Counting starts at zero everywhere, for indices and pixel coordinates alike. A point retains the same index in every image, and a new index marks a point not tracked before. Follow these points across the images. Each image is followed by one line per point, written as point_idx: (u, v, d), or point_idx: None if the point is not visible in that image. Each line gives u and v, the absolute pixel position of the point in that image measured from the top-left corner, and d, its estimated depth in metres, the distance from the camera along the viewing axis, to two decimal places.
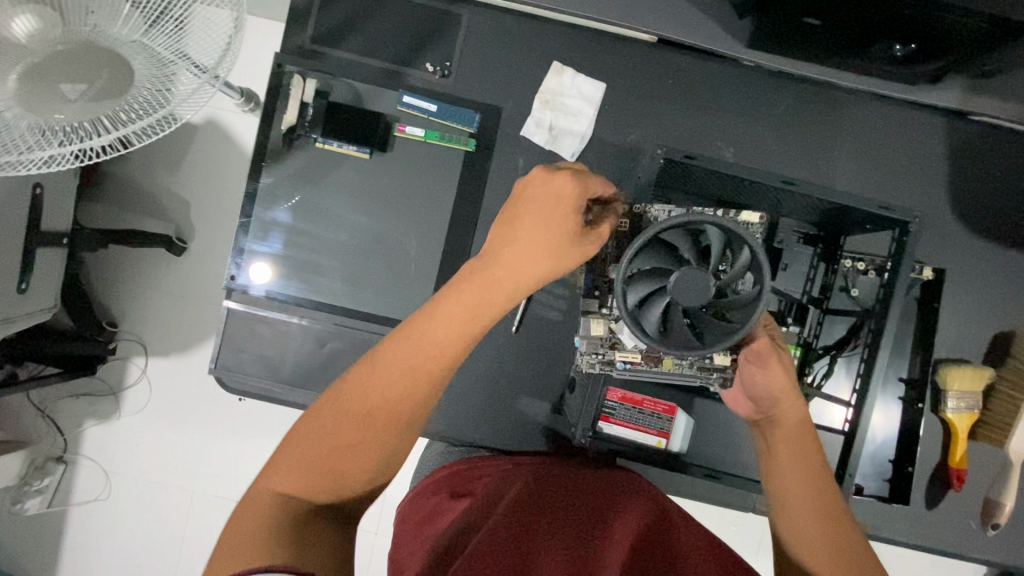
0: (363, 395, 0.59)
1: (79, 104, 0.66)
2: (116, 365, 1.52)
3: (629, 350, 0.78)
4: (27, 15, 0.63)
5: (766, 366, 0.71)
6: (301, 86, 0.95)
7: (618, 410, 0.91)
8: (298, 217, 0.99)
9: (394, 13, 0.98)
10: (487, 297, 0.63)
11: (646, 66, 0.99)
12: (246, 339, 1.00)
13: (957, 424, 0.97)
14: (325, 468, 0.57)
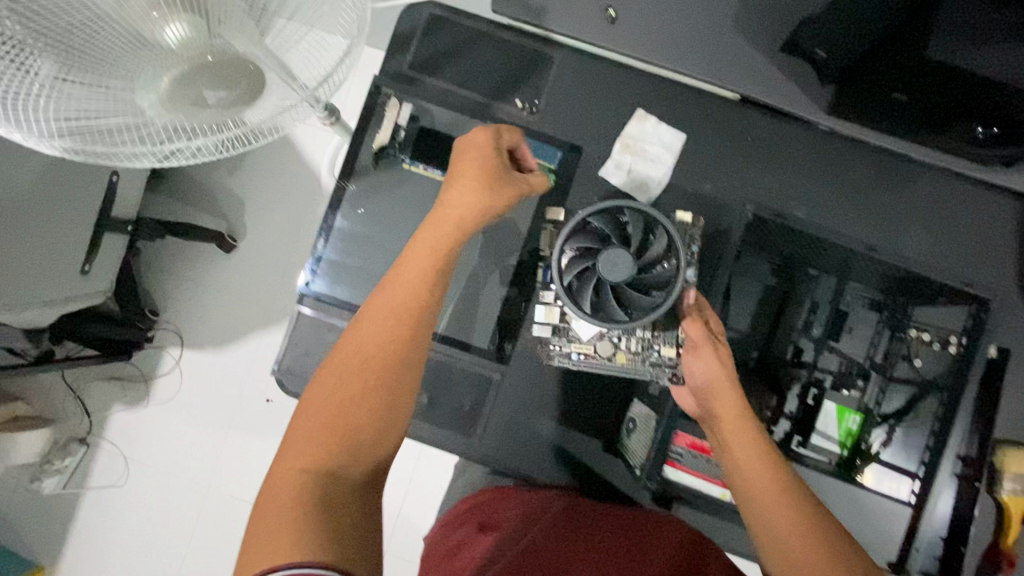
0: (360, 348, 0.67)
1: (215, 108, 0.70)
2: (152, 353, 1.55)
3: (584, 343, 0.91)
4: (181, 23, 0.63)
5: (699, 354, 0.85)
6: (396, 110, 0.99)
7: (684, 456, 0.94)
8: (376, 232, 1.02)
9: (491, 50, 1.03)
10: (449, 234, 0.72)
11: (727, 121, 1.02)
12: (308, 345, 1.01)
13: (1011, 507, 0.95)
14: (329, 430, 0.62)
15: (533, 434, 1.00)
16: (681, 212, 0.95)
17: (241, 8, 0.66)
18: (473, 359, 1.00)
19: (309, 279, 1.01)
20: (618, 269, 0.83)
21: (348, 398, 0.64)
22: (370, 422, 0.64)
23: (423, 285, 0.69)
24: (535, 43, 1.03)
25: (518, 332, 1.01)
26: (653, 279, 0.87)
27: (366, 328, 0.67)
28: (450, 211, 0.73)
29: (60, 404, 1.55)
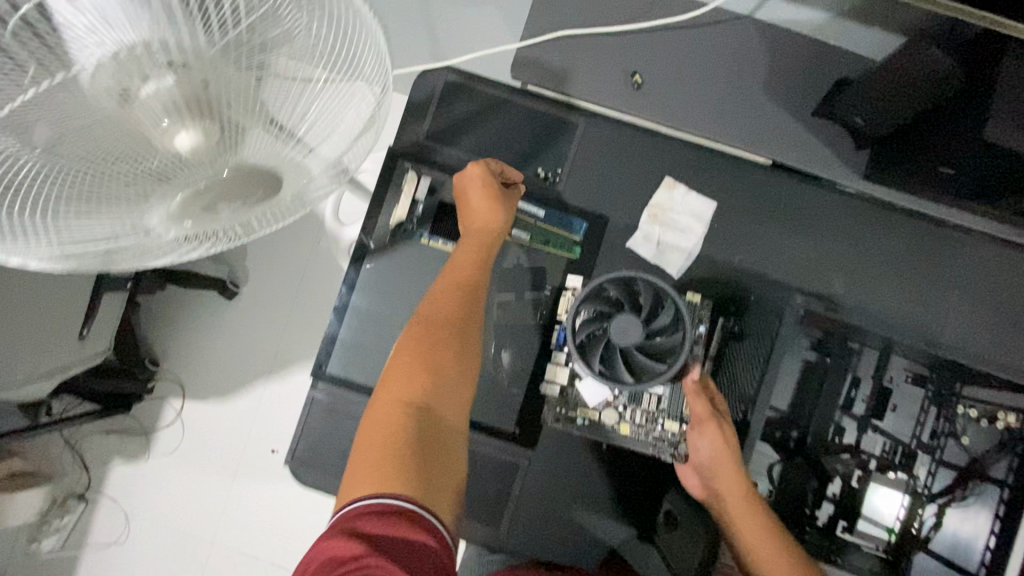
0: (429, 327, 0.76)
1: (230, 215, 0.62)
2: (155, 403, 1.43)
3: (590, 409, 0.90)
4: (189, 131, 0.54)
5: (704, 431, 0.84)
6: (415, 184, 0.95)
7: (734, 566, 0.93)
8: (393, 310, 0.97)
9: (510, 117, 0.99)
10: (474, 251, 0.84)
11: (758, 189, 0.97)
12: (323, 431, 0.96)
13: None
14: (415, 378, 0.71)
15: (562, 523, 0.94)
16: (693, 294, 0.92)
17: (253, 88, 0.55)
18: (497, 445, 0.95)
19: (323, 362, 0.96)
20: (630, 333, 0.82)
21: (422, 370, 0.72)
22: (441, 394, 0.72)
23: (455, 309, 0.79)
24: (556, 109, 0.98)
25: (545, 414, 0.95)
26: (659, 347, 0.85)
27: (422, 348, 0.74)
28: (465, 250, 0.84)
29: (58, 460, 1.41)
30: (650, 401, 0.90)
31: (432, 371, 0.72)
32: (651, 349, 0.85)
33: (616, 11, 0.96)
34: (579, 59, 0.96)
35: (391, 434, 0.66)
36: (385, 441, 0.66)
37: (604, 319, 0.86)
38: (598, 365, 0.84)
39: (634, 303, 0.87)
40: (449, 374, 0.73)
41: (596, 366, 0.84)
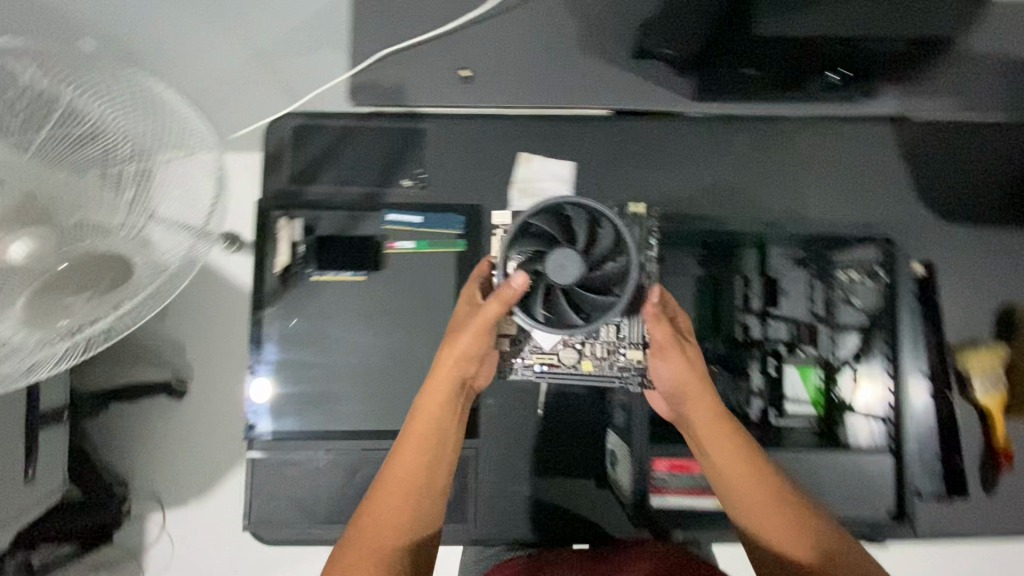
0: (395, 463, 0.80)
1: (84, 302, 0.60)
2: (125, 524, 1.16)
3: (546, 353, 0.89)
4: (28, 238, 0.60)
5: (668, 358, 0.82)
6: (289, 228, 0.99)
7: (668, 480, 0.97)
8: (307, 350, 1.00)
9: (363, 140, 1.03)
10: (460, 358, 0.83)
11: (608, 138, 1.05)
12: (277, 486, 0.98)
13: (991, 407, 1.01)
14: (371, 515, 0.76)
15: (526, 497, 0.98)
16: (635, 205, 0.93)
17: (94, 185, 0.66)
18: None
19: (255, 422, 0.98)
20: (568, 271, 0.78)
21: (386, 503, 0.77)
22: (402, 517, 0.76)
23: (432, 425, 0.81)
24: (404, 121, 1.03)
25: (479, 401, 0.99)
26: (606, 277, 0.82)
27: (407, 459, 0.79)
28: (448, 364, 0.83)
29: None
30: (610, 332, 0.88)
31: (415, 480, 0.78)
32: (596, 282, 0.81)
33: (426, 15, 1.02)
34: (406, 71, 1.01)
35: (380, 538, 0.74)
36: (371, 538, 0.75)
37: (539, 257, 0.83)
38: (540, 312, 0.82)
39: (567, 231, 0.84)
40: (428, 482, 0.79)
41: (540, 313, 0.81)
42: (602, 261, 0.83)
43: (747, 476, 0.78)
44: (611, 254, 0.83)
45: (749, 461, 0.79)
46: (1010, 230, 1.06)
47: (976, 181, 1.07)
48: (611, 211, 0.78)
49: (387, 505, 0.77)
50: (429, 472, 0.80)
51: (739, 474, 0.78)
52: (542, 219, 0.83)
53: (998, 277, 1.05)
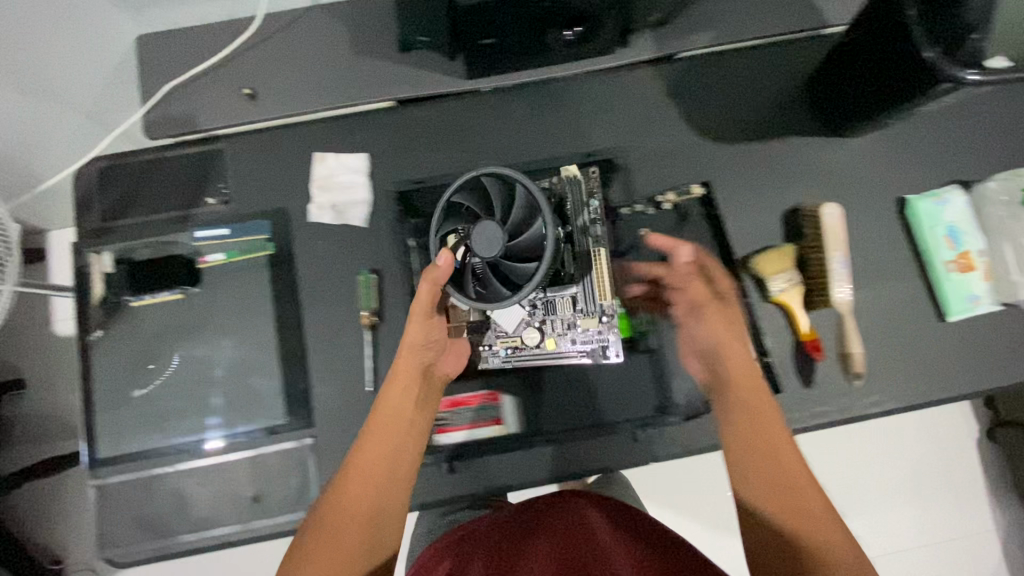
0: (363, 460, 0.84)
1: None
2: None
3: (509, 338, 0.96)
4: None
5: (704, 320, 0.94)
6: (99, 262, 1.06)
7: (450, 418, 1.03)
8: (138, 373, 1.05)
9: (167, 169, 1.10)
10: (409, 362, 0.91)
11: (395, 126, 1.12)
12: (125, 508, 1.01)
13: (790, 302, 1.06)
14: (337, 511, 0.79)
15: None
16: (569, 167, 0.99)
17: None
18: (279, 435, 1.04)
19: (94, 450, 1.02)
20: (485, 244, 0.79)
21: (351, 495, 0.80)
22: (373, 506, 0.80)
23: (399, 419, 0.88)
24: (203, 146, 1.11)
25: (309, 390, 1.05)
26: (528, 244, 0.82)
27: (382, 441, 0.86)
28: (407, 358, 0.91)
29: None
30: (564, 303, 0.92)
31: (387, 471, 0.84)
32: (521, 250, 0.82)
33: (206, 49, 1.10)
34: (195, 102, 1.10)
35: (343, 538, 0.76)
36: (336, 541, 0.76)
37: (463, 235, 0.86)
38: (472, 290, 0.84)
39: (485, 201, 0.85)
40: (397, 470, 0.85)
41: (472, 292, 0.84)
42: (518, 228, 0.83)
43: (747, 451, 0.79)
44: (526, 219, 0.83)
45: (762, 430, 0.80)
46: (785, 142, 1.13)
47: (744, 102, 1.14)
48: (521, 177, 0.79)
49: (351, 498, 0.80)
50: (399, 465, 0.85)
51: (761, 431, 0.80)
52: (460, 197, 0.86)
53: (781, 185, 1.12)
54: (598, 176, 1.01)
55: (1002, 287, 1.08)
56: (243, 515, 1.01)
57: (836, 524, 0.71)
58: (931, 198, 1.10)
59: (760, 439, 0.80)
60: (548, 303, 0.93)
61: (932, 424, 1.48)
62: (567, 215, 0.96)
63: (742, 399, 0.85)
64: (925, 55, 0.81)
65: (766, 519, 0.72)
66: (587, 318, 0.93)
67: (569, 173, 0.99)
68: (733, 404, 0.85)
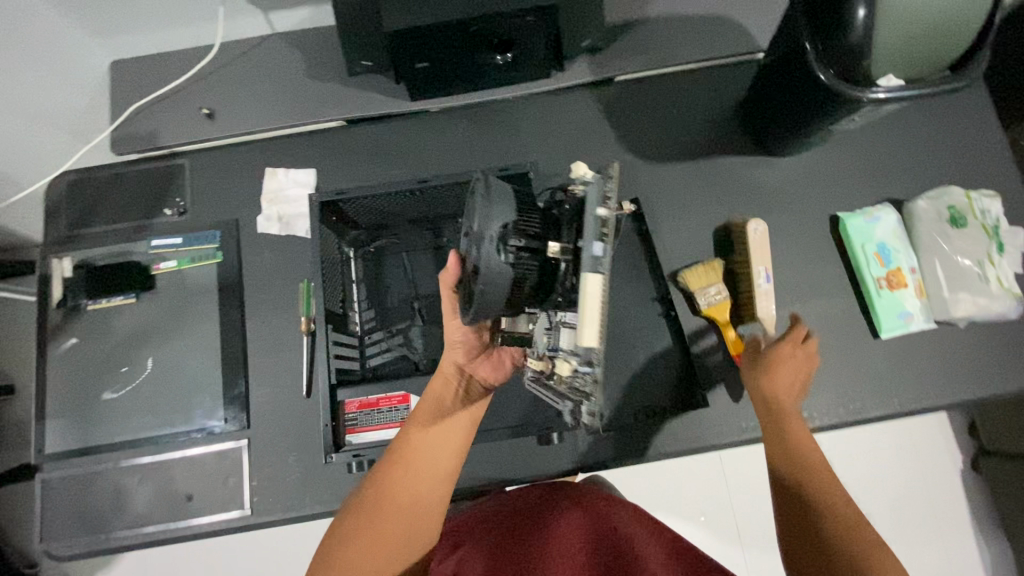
0: (414, 442, 0.81)
1: None
2: None
3: (537, 359, 0.84)
4: None
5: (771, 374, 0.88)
6: (60, 267, 1.13)
7: (359, 418, 0.99)
8: (90, 373, 1.11)
9: (129, 183, 1.18)
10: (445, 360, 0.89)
11: (343, 145, 1.19)
12: (64, 503, 1.05)
13: (716, 315, 1.07)
14: (383, 496, 0.76)
15: (299, 470, 1.06)
16: (577, 165, 0.78)
17: None
18: (217, 435, 1.07)
19: (42, 445, 1.07)
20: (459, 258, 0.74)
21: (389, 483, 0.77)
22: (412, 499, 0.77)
23: (444, 407, 0.85)
24: (165, 162, 1.19)
25: (248, 392, 1.09)
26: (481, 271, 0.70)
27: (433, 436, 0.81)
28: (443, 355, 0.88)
29: None
30: (564, 336, 0.78)
31: (439, 468, 0.80)
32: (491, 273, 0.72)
33: (171, 74, 1.20)
34: (159, 120, 1.19)
35: (390, 528, 0.74)
36: (381, 537, 0.73)
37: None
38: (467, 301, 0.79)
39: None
40: (445, 467, 0.80)
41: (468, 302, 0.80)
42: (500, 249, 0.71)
43: (797, 461, 0.77)
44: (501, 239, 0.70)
45: (798, 440, 0.80)
46: (717, 161, 1.17)
47: (676, 123, 1.19)
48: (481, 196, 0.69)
49: (402, 490, 0.77)
50: (449, 457, 0.81)
51: (797, 450, 0.79)
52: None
53: (712, 202, 1.15)
54: (616, 178, 0.80)
55: (934, 304, 1.08)
56: (177, 512, 1.04)
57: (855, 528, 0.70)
58: (862, 215, 1.11)
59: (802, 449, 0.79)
60: (554, 329, 0.80)
61: (881, 445, 1.50)
62: (576, 228, 0.76)
63: (786, 423, 0.83)
64: (824, 78, 0.85)
65: (826, 528, 0.69)
66: (568, 357, 0.78)
67: (581, 172, 0.78)
68: (775, 440, 0.82)
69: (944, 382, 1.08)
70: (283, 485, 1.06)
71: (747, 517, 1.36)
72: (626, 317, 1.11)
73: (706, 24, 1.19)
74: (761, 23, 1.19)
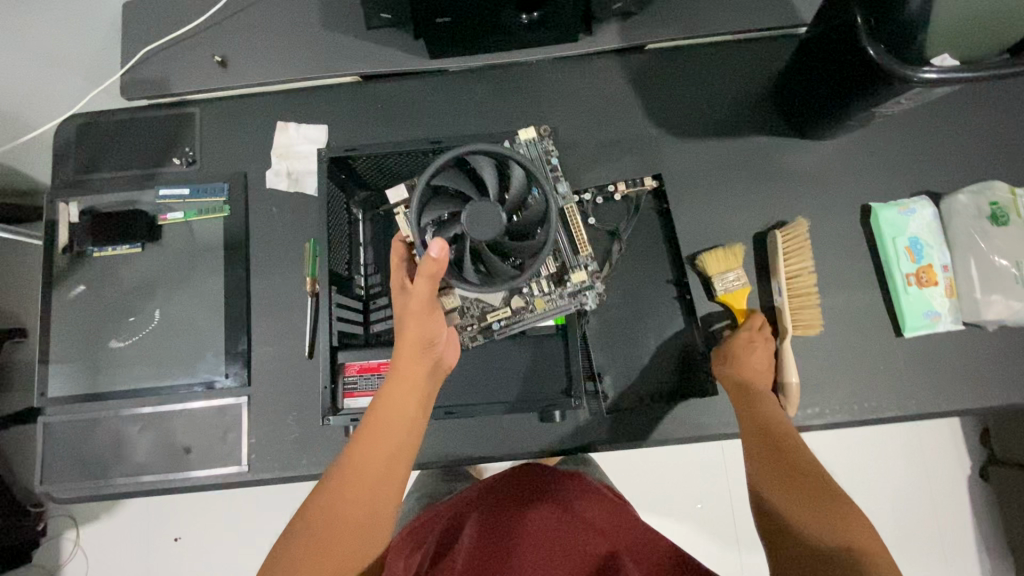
0: (373, 454, 0.70)
1: None
2: (51, 545, 1.69)
3: (498, 309, 0.88)
4: None
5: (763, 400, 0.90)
6: (66, 212, 1.11)
7: (359, 382, 0.94)
8: (93, 320, 1.10)
9: (139, 130, 1.16)
10: (410, 356, 0.77)
11: (358, 102, 1.16)
12: (64, 447, 1.06)
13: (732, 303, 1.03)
14: (336, 517, 0.64)
15: (298, 431, 1.05)
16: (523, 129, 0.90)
17: None
18: (218, 390, 1.07)
19: (44, 389, 1.07)
20: (484, 226, 0.75)
21: (344, 501, 0.66)
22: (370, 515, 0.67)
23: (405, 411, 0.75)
24: (176, 110, 1.17)
25: (250, 350, 1.08)
26: (526, 218, 0.80)
27: (383, 444, 0.71)
28: (408, 351, 0.77)
29: None
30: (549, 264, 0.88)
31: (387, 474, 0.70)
32: (517, 227, 0.80)
33: (184, 16, 1.15)
34: (170, 65, 1.15)
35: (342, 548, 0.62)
36: (326, 560, 0.61)
37: (453, 218, 0.81)
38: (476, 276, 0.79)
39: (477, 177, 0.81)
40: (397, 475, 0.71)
41: (475, 279, 0.80)
42: (520, 201, 0.81)
43: (792, 490, 0.73)
44: (525, 191, 0.80)
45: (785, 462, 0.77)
46: (747, 141, 1.11)
47: (706, 98, 1.12)
48: (509, 146, 0.75)
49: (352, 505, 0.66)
50: (398, 464, 0.72)
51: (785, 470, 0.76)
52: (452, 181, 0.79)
53: (739, 183, 1.10)
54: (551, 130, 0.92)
55: (964, 305, 1.02)
56: (175, 463, 1.05)
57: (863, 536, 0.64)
58: (896, 206, 1.05)
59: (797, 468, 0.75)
60: None
61: (890, 445, 1.46)
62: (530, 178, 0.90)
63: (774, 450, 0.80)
64: (870, 53, 0.78)
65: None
66: (578, 272, 0.88)
67: (529, 136, 0.90)
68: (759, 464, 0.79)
69: (964, 386, 1.04)
70: (283, 444, 1.05)
71: (745, 508, 1.34)
72: (638, 298, 1.08)
73: None
74: None
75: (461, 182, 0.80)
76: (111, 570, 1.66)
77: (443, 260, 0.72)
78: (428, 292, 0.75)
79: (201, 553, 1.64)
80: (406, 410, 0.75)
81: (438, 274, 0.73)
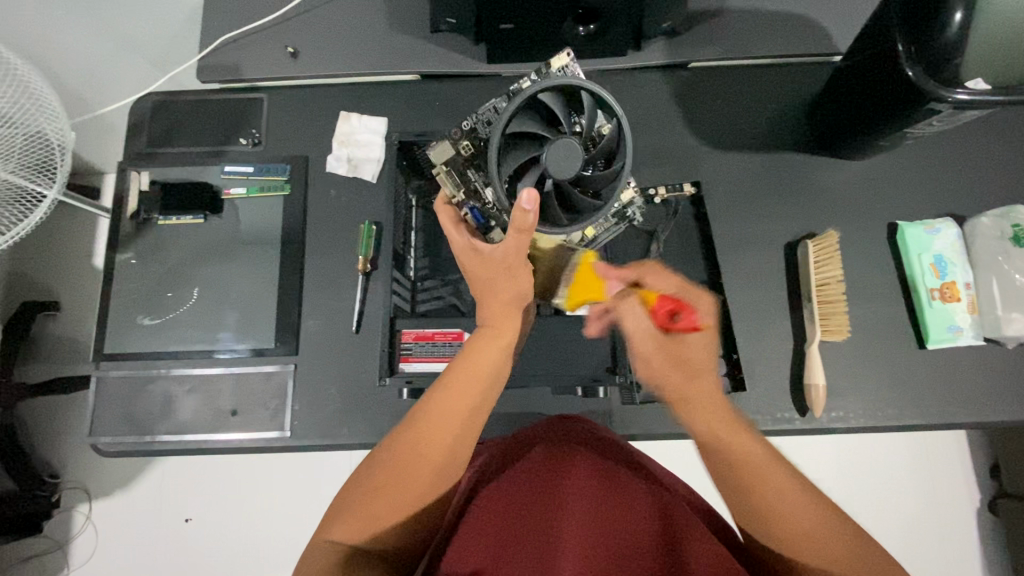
0: (462, 388, 0.76)
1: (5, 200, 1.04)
2: (61, 519, 1.58)
3: None
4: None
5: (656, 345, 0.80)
6: (137, 181, 1.18)
7: (414, 348, 1.02)
8: (154, 284, 1.16)
9: (210, 110, 1.24)
10: (504, 307, 0.84)
11: (416, 98, 1.23)
12: (116, 401, 1.10)
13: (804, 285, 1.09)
14: (423, 435, 0.73)
15: (341, 402, 1.10)
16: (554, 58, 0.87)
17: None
18: (267, 357, 1.12)
19: (101, 345, 1.13)
20: (567, 165, 0.78)
21: (434, 422, 0.73)
22: (459, 444, 0.75)
23: (497, 356, 0.81)
24: (245, 94, 1.24)
25: (300, 321, 1.13)
26: (600, 147, 0.83)
27: (476, 381, 0.77)
28: (503, 300, 0.84)
29: None
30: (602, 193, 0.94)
31: (467, 419, 0.76)
32: (594, 156, 0.83)
33: (261, 9, 1.24)
34: (244, 54, 1.23)
35: (417, 483, 0.71)
36: (413, 476, 0.71)
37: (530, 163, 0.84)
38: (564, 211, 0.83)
39: (544, 117, 0.83)
40: (477, 423, 0.78)
41: (565, 220, 0.83)
42: (590, 129, 0.84)
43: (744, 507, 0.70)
44: (593, 118, 0.83)
45: (770, 517, 0.67)
46: (781, 156, 1.18)
47: (745, 115, 1.20)
48: (577, 76, 0.77)
49: (432, 445, 0.73)
50: (487, 404, 0.79)
51: (769, 521, 0.67)
52: (523, 126, 0.82)
53: (773, 195, 1.16)
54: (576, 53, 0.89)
55: (985, 321, 1.07)
56: (221, 424, 1.09)
57: (839, 541, 0.65)
58: (922, 225, 1.11)
59: (784, 524, 0.66)
60: None
61: (906, 467, 1.48)
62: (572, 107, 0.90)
63: (748, 498, 0.69)
64: (910, 75, 0.86)
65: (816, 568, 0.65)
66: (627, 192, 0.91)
67: (562, 63, 0.87)
68: (738, 510, 0.71)
69: (983, 402, 1.08)
70: (325, 413, 1.10)
71: None
72: None
73: (788, 21, 1.19)
74: (842, 27, 1.19)
75: (533, 124, 0.83)
76: (120, 551, 1.55)
77: (535, 211, 0.75)
78: (523, 246, 0.81)
79: (217, 537, 1.54)
80: (495, 355, 0.81)
81: (531, 229, 0.78)
